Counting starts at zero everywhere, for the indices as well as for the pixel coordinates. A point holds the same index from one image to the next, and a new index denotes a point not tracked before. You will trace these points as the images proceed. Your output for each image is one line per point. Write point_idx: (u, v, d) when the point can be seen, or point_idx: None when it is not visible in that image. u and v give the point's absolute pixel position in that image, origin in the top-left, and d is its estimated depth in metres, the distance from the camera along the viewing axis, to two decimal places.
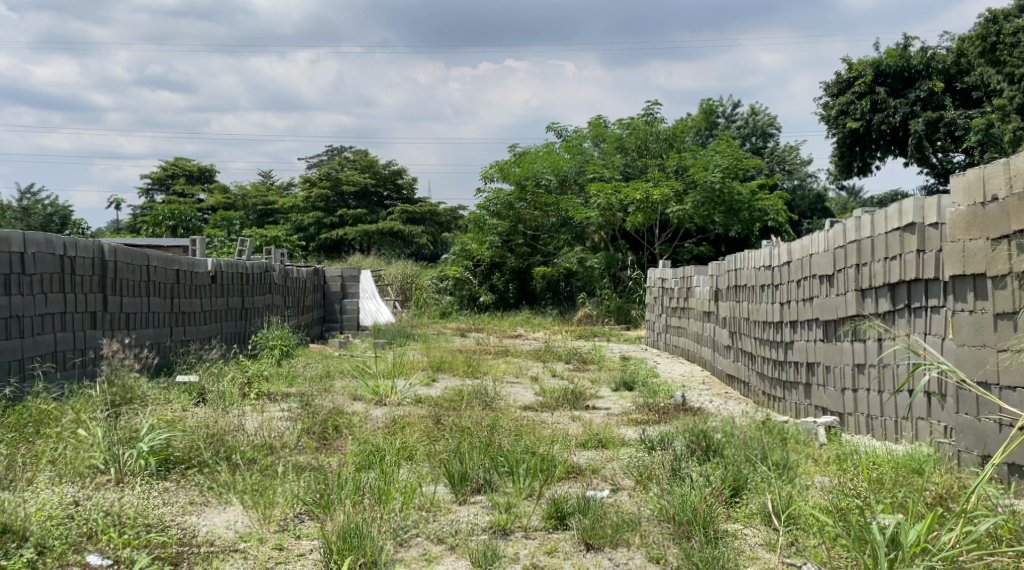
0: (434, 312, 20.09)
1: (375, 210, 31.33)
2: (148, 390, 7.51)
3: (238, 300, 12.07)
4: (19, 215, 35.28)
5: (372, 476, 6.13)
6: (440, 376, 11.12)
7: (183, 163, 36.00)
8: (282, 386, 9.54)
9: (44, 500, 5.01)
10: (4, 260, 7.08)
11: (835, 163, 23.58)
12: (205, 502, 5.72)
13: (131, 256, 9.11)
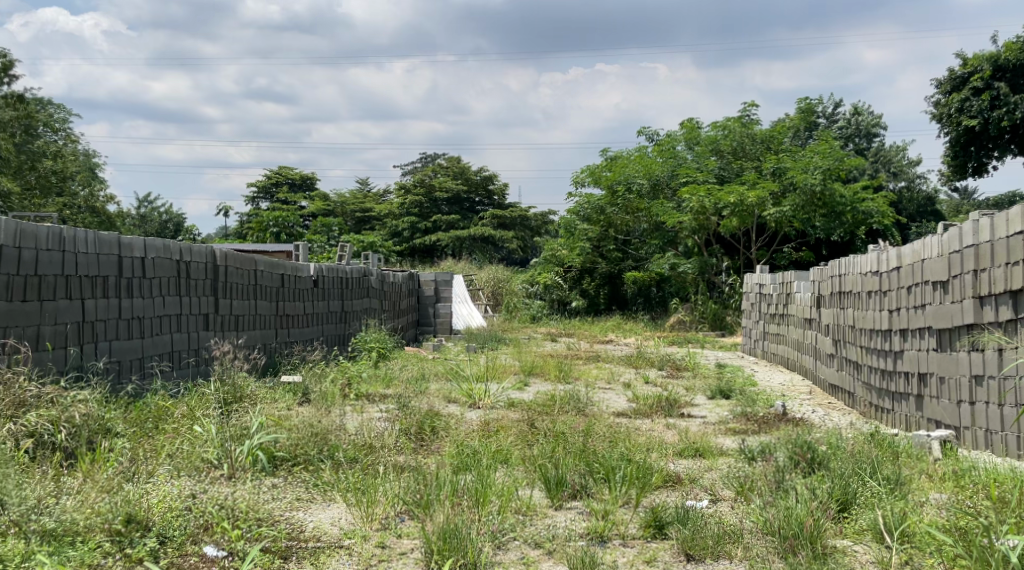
0: (525, 317, 20.30)
1: (467, 216, 31.61)
2: (257, 390, 7.70)
3: (338, 304, 12.34)
4: (135, 223, 36.83)
5: (469, 479, 6.18)
6: (532, 380, 11.13)
7: (286, 171, 37.00)
8: (379, 387, 9.71)
9: (165, 492, 5.24)
10: (127, 265, 7.39)
11: (949, 163, 23.10)
12: (311, 499, 5.83)
13: (240, 261, 9.39)
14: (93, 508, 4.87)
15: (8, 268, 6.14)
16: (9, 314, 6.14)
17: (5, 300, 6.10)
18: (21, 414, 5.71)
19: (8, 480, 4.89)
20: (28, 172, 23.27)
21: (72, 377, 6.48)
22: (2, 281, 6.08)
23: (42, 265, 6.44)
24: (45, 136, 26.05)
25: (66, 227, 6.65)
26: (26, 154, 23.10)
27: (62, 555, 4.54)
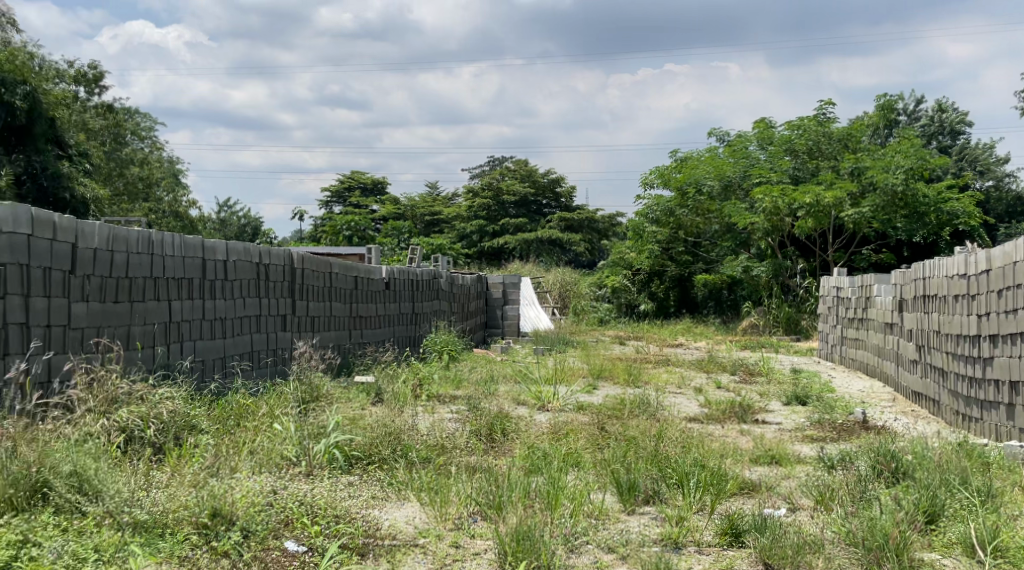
0: (592, 320, 20.37)
1: (535, 219, 31.54)
2: (333, 389, 7.82)
3: (409, 305, 12.43)
4: (216, 227, 37.51)
5: (541, 481, 6.11)
6: (600, 384, 11.01)
7: (358, 176, 37.45)
8: (449, 389, 9.69)
9: (248, 487, 5.15)
10: (210, 267, 7.62)
11: None
12: (386, 498, 5.84)
13: (317, 263, 9.54)
14: (181, 502, 4.96)
15: (100, 270, 6.38)
16: (102, 315, 6.38)
17: (99, 301, 6.36)
18: (112, 411, 5.85)
19: (105, 474, 5.03)
20: (116, 179, 23.85)
21: (159, 375, 6.70)
22: (95, 283, 6.32)
23: (132, 268, 6.68)
24: (131, 142, 26.67)
25: (154, 232, 6.89)
26: (115, 162, 23.67)
27: (152, 547, 4.71)
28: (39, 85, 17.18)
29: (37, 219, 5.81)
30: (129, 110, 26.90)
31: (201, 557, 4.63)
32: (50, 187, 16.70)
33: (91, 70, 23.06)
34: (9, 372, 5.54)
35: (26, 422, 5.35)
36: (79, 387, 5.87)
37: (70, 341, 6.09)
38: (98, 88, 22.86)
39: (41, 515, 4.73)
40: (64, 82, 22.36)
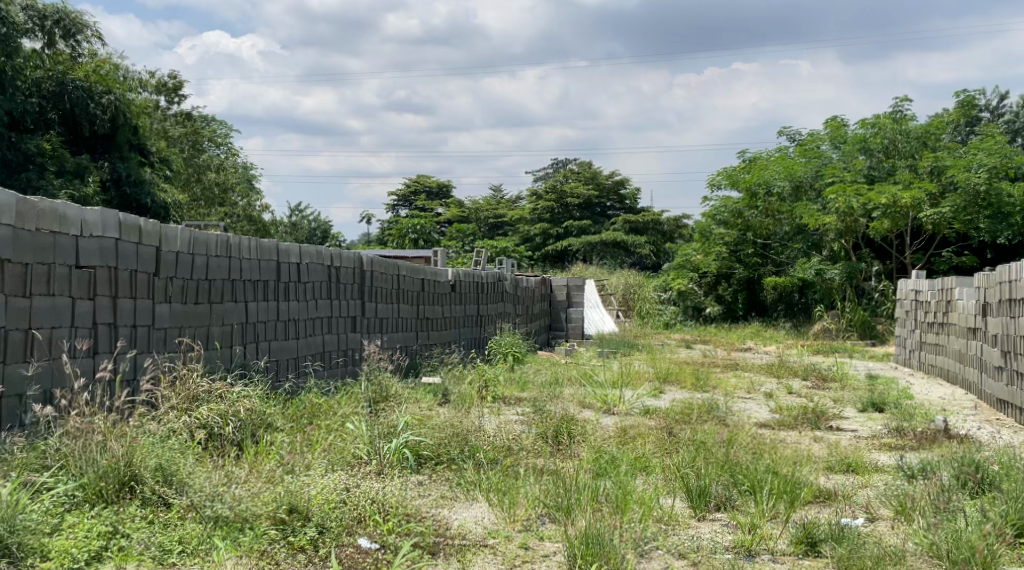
0: (658, 323, 20.26)
1: (599, 221, 31.33)
2: (402, 389, 7.82)
3: (474, 308, 12.42)
4: (287, 230, 37.89)
5: (609, 484, 5.98)
6: (667, 388, 10.81)
7: (425, 180, 37.65)
8: (514, 390, 9.61)
9: (323, 484, 5.29)
10: (284, 270, 7.88)
11: None
12: (455, 497, 5.80)
13: (384, 265, 9.59)
14: (259, 496, 5.10)
15: (181, 273, 6.69)
16: (184, 315, 6.69)
17: (181, 303, 6.67)
18: (193, 408, 6.07)
19: (188, 468, 5.25)
20: (193, 184, 24.23)
21: (236, 374, 6.98)
22: (177, 285, 6.63)
23: (212, 271, 6.98)
24: (209, 149, 27.00)
25: (232, 236, 7.19)
26: (193, 168, 24.08)
27: (233, 540, 4.82)
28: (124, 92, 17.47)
29: (124, 223, 6.14)
30: (207, 116, 27.21)
31: (278, 552, 4.73)
32: (134, 194, 16.38)
33: (171, 79, 23.40)
34: (98, 369, 5.86)
35: (114, 415, 5.52)
36: (163, 384, 6.14)
37: (154, 340, 6.41)
38: (179, 97, 23.19)
39: (128, 507, 4.97)
40: (146, 91, 22.73)
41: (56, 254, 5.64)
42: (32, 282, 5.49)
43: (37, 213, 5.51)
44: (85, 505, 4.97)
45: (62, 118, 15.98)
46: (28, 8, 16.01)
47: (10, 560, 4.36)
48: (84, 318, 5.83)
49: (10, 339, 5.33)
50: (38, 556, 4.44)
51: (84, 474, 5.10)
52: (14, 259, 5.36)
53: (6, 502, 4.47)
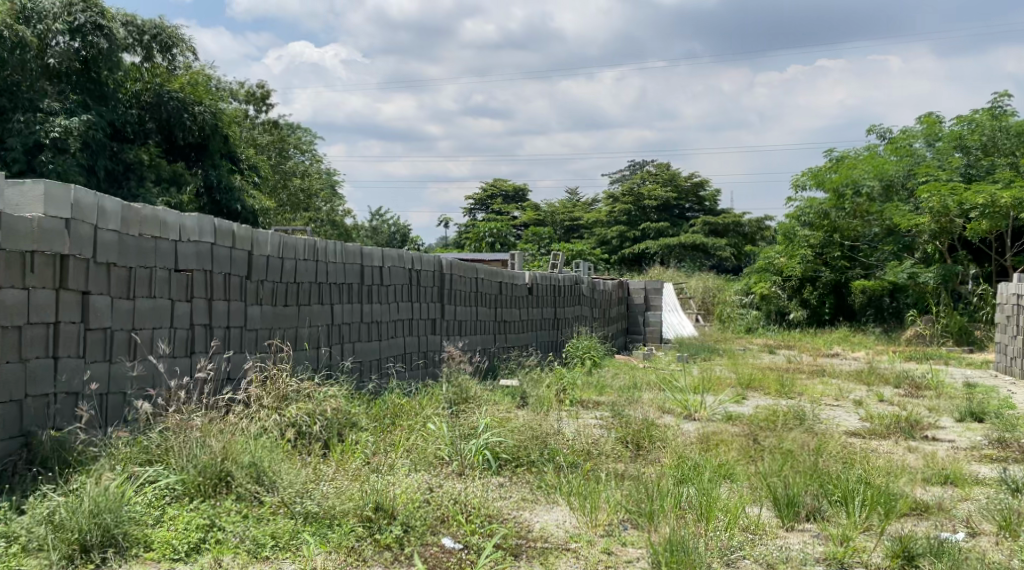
0: (739, 327, 19.88)
1: (677, 223, 30.89)
2: (481, 390, 7.74)
3: (551, 311, 12.28)
4: (367, 235, 38.28)
5: (693, 490, 5.75)
6: (750, 394, 10.51)
7: (501, 183, 37.66)
8: (593, 394, 9.44)
9: (408, 484, 5.23)
10: (368, 272, 7.85)
11: None
12: (536, 500, 5.66)
13: (464, 268, 9.51)
14: (347, 495, 5.05)
15: (272, 277, 6.73)
16: (274, 317, 6.74)
17: (272, 306, 6.72)
18: (283, 408, 6.12)
19: (278, 466, 5.31)
20: (280, 191, 24.52)
21: (324, 373, 7.00)
22: (268, 288, 6.68)
23: (300, 273, 7.02)
24: (295, 157, 27.21)
25: (320, 240, 7.20)
26: (280, 174, 24.45)
27: (322, 535, 4.82)
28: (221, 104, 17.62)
29: (219, 229, 6.22)
30: (294, 123, 27.43)
31: (365, 549, 4.71)
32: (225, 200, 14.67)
33: (260, 88, 23.68)
34: (193, 369, 5.96)
35: (210, 414, 5.62)
36: (254, 383, 6.19)
37: (246, 341, 6.48)
38: (267, 107, 23.46)
39: (225, 501, 5.02)
40: (235, 100, 23.12)
41: (156, 258, 5.74)
42: (135, 285, 5.60)
43: (140, 220, 5.61)
44: (184, 498, 5.02)
45: (159, 128, 14.31)
46: (130, 24, 13.77)
47: (118, 550, 4.50)
48: (181, 320, 5.94)
49: (114, 339, 5.47)
50: (141, 546, 4.56)
51: (184, 469, 5.16)
52: (119, 263, 5.47)
53: (114, 495, 4.62)
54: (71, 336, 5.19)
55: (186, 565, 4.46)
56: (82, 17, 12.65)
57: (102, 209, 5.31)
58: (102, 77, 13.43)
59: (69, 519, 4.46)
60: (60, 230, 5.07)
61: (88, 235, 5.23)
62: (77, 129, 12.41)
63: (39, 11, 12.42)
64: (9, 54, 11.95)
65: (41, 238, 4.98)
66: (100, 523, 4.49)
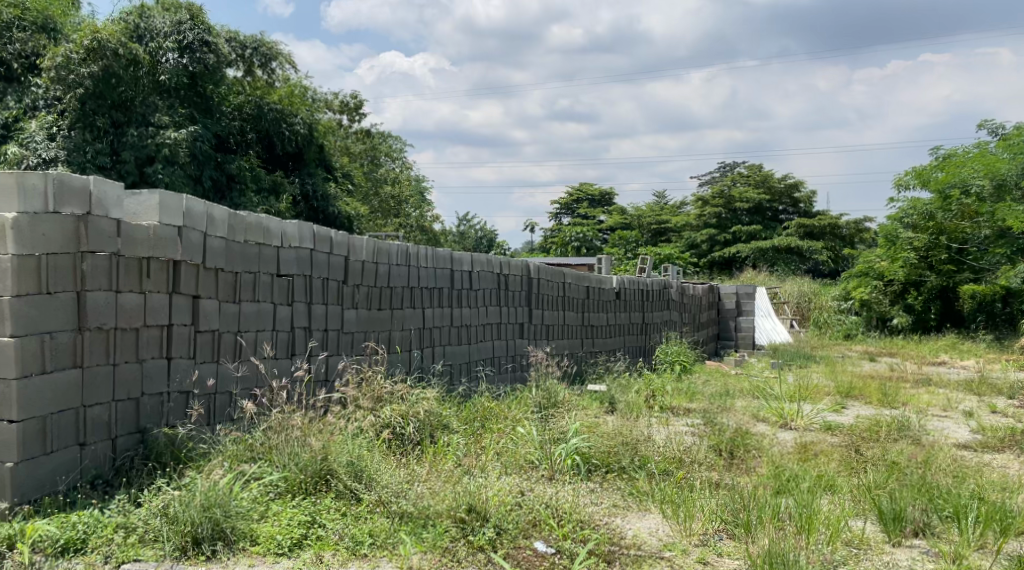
0: (837, 334, 19.62)
1: (770, 226, 30.38)
2: (569, 395, 7.78)
3: (639, 315, 12.27)
4: (456, 239, 38.68)
5: (791, 501, 5.69)
6: (850, 403, 10.31)
7: (586, 188, 37.58)
8: (684, 401, 9.38)
9: (499, 487, 5.31)
10: (457, 277, 7.98)
11: None
12: (627, 507, 5.68)
13: (551, 273, 9.58)
14: (441, 497, 5.14)
15: (367, 281, 6.91)
16: (369, 321, 6.91)
17: (367, 309, 6.89)
18: (378, 408, 6.28)
19: (375, 464, 5.45)
20: (371, 198, 24.93)
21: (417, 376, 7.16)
22: (363, 292, 6.86)
23: (394, 278, 7.19)
24: (385, 164, 27.61)
25: (412, 245, 7.36)
26: (371, 181, 24.89)
27: (417, 535, 4.94)
28: (316, 112, 18.07)
29: (318, 235, 6.41)
30: (386, 131, 27.82)
31: (460, 549, 4.82)
32: (321, 209, 14.64)
33: (354, 99, 24.15)
34: (293, 370, 6.17)
35: (311, 414, 5.81)
36: (350, 385, 6.36)
37: (343, 343, 6.68)
38: (360, 116, 23.90)
39: (325, 498, 5.18)
40: (329, 110, 23.61)
41: (260, 264, 5.96)
42: (241, 289, 5.82)
43: (245, 227, 5.83)
44: (287, 495, 5.21)
45: (260, 139, 14.18)
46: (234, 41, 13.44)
47: (226, 543, 4.69)
48: (282, 323, 6.15)
49: (222, 340, 5.70)
50: (249, 540, 4.73)
51: (287, 467, 5.34)
52: (227, 268, 5.69)
53: (223, 489, 4.82)
54: (182, 337, 5.43)
55: (290, 560, 4.64)
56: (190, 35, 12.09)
57: (210, 217, 5.54)
58: (208, 90, 12.77)
59: (183, 511, 4.67)
60: (173, 237, 5.30)
61: (198, 242, 5.46)
62: (186, 141, 11.62)
63: (151, 29, 11.93)
64: (122, 70, 11.28)
65: (157, 245, 5.22)
66: (211, 515, 4.69)
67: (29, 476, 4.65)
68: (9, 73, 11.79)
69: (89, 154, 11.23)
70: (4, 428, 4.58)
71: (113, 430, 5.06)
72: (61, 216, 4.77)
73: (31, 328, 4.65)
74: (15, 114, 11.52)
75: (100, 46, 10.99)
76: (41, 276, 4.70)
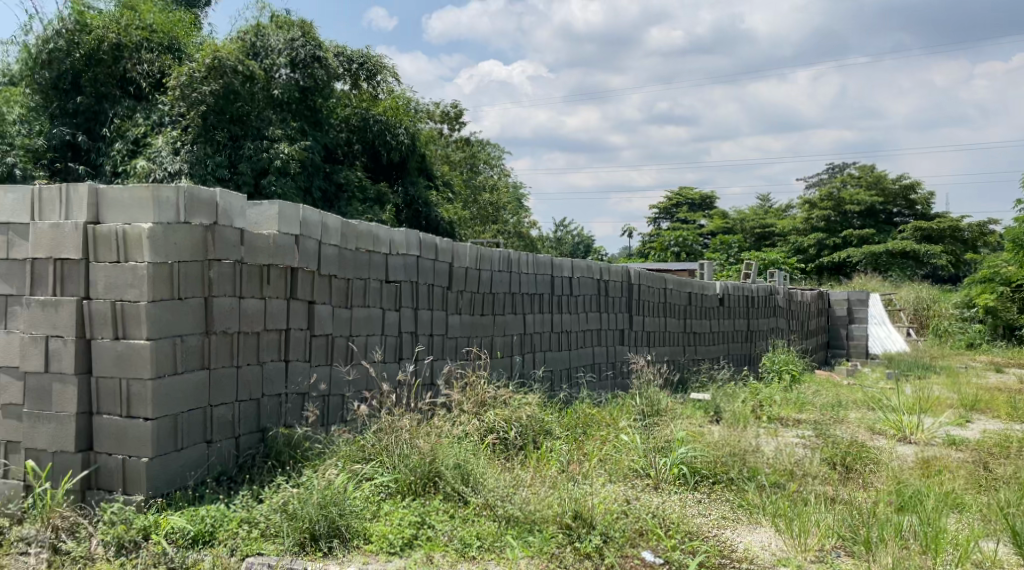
0: (959, 343, 19.06)
1: (884, 230, 29.56)
2: (671, 403, 7.78)
3: (743, 322, 12.17)
4: (553, 245, 38.83)
5: (914, 519, 5.57)
6: (975, 417, 9.99)
7: (686, 192, 37.23)
8: (794, 412, 9.23)
9: (606, 495, 5.40)
10: (558, 283, 8.09)
11: None
12: (737, 519, 5.65)
13: (652, 279, 9.61)
14: (546, 502, 5.24)
15: (471, 287, 7.07)
16: (472, 326, 7.08)
17: (470, 315, 7.05)
18: (483, 413, 6.42)
19: (482, 469, 5.57)
20: (471, 205, 25.23)
21: (518, 381, 7.28)
22: (467, 298, 7.02)
23: (496, 284, 7.33)
24: (484, 172, 27.88)
25: (514, 252, 7.50)
26: (470, 188, 25.15)
27: (525, 540, 5.04)
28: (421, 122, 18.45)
29: (423, 242, 6.60)
30: (483, 139, 28.12)
31: (566, 556, 4.90)
32: (424, 213, 14.90)
33: (455, 108, 24.51)
34: (401, 374, 6.37)
35: (420, 417, 5.97)
36: (455, 390, 6.53)
37: (447, 348, 6.85)
38: (461, 125, 24.25)
39: (434, 500, 5.33)
40: (431, 120, 24.01)
41: (370, 271, 6.17)
42: (352, 295, 6.03)
43: (357, 235, 6.04)
44: (398, 496, 5.39)
45: (365, 150, 14.54)
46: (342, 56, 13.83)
47: (341, 541, 4.88)
48: (391, 327, 6.35)
49: (335, 345, 5.92)
50: (362, 539, 4.91)
51: (397, 468, 5.52)
52: (339, 275, 5.91)
53: (338, 488, 5.02)
54: (298, 341, 5.66)
55: (401, 559, 4.79)
56: (302, 51, 12.55)
57: (325, 225, 5.76)
58: (317, 103, 13.14)
59: (301, 509, 4.87)
60: (291, 245, 5.55)
61: (313, 250, 5.70)
62: (298, 155, 12.06)
63: (266, 47, 12.51)
64: (241, 86, 11.88)
65: (276, 253, 5.46)
66: (327, 514, 4.89)
67: (163, 470, 4.91)
68: (139, 93, 12.30)
69: (210, 166, 11.49)
70: (140, 425, 4.85)
71: (236, 429, 5.32)
72: (192, 225, 5.03)
73: (165, 331, 4.91)
74: (143, 130, 11.71)
75: (220, 64, 11.63)
76: (174, 283, 4.96)
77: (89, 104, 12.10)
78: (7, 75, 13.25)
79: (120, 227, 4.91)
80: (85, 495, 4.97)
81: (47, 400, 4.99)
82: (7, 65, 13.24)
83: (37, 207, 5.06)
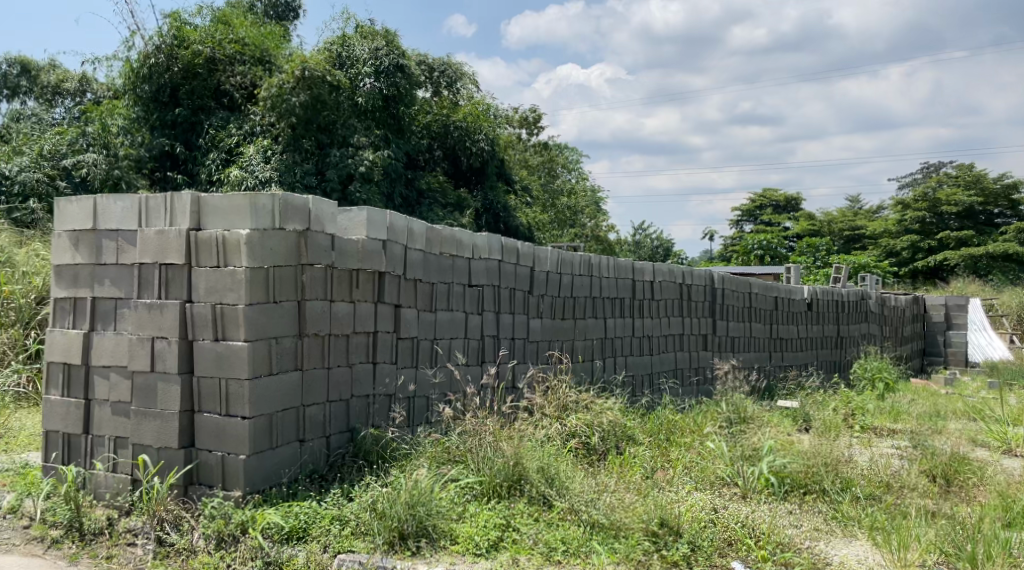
0: None
1: (984, 231, 28.58)
2: (756, 409, 7.73)
3: (833, 328, 12.00)
4: (632, 248, 38.72)
5: (1019, 536, 5.40)
6: None
7: (769, 194, 36.71)
8: (888, 421, 9.05)
9: (693, 503, 5.48)
10: (639, 287, 8.11)
11: None
12: (830, 531, 5.57)
13: (736, 283, 9.54)
14: (632, 510, 5.27)
15: (552, 291, 7.14)
16: (554, 330, 7.15)
17: (551, 318, 7.13)
18: (565, 416, 6.47)
19: (567, 474, 5.63)
20: (551, 208, 25.32)
21: (599, 386, 7.33)
22: (548, 302, 7.10)
23: (577, 288, 7.38)
24: (563, 176, 27.91)
25: (594, 256, 7.55)
26: (548, 193, 25.21)
27: (610, 545, 5.07)
28: (503, 129, 18.62)
29: (505, 246, 6.70)
30: (562, 143, 28.15)
31: (653, 562, 4.95)
32: (504, 218, 15.04)
33: (534, 112, 24.60)
34: (484, 377, 6.47)
35: (504, 420, 6.05)
36: (537, 393, 6.60)
37: (529, 352, 6.93)
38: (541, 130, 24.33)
39: (518, 503, 5.40)
40: (510, 126, 24.19)
41: (454, 275, 6.28)
42: (436, 299, 6.15)
43: (441, 240, 6.16)
44: (483, 498, 5.47)
45: (446, 156, 14.71)
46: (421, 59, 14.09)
47: (429, 539, 4.99)
48: (474, 331, 6.46)
49: (420, 347, 6.06)
50: (448, 539, 5.01)
51: (482, 470, 5.61)
52: (424, 280, 6.04)
53: (426, 489, 5.12)
54: (385, 343, 5.81)
55: (488, 561, 4.88)
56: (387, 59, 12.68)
57: (410, 230, 5.90)
58: (401, 112, 13.34)
59: (390, 508, 4.97)
60: (379, 250, 5.70)
61: (399, 255, 5.85)
62: (382, 163, 12.33)
63: (352, 57, 12.71)
64: (327, 93, 12.14)
65: (364, 258, 5.62)
66: (415, 513, 4.99)
67: (259, 467, 5.09)
68: (232, 104, 12.71)
69: (298, 173, 11.79)
70: (238, 424, 5.03)
71: (327, 429, 5.47)
72: (286, 231, 5.21)
73: (261, 333, 5.09)
74: (236, 139, 12.12)
75: (309, 74, 11.87)
76: (269, 287, 5.14)
77: (186, 115, 12.41)
78: (111, 89, 13.84)
79: (220, 233, 5.11)
80: (188, 489, 5.17)
81: (152, 398, 5.22)
82: (110, 80, 13.86)
83: (144, 214, 5.30)
